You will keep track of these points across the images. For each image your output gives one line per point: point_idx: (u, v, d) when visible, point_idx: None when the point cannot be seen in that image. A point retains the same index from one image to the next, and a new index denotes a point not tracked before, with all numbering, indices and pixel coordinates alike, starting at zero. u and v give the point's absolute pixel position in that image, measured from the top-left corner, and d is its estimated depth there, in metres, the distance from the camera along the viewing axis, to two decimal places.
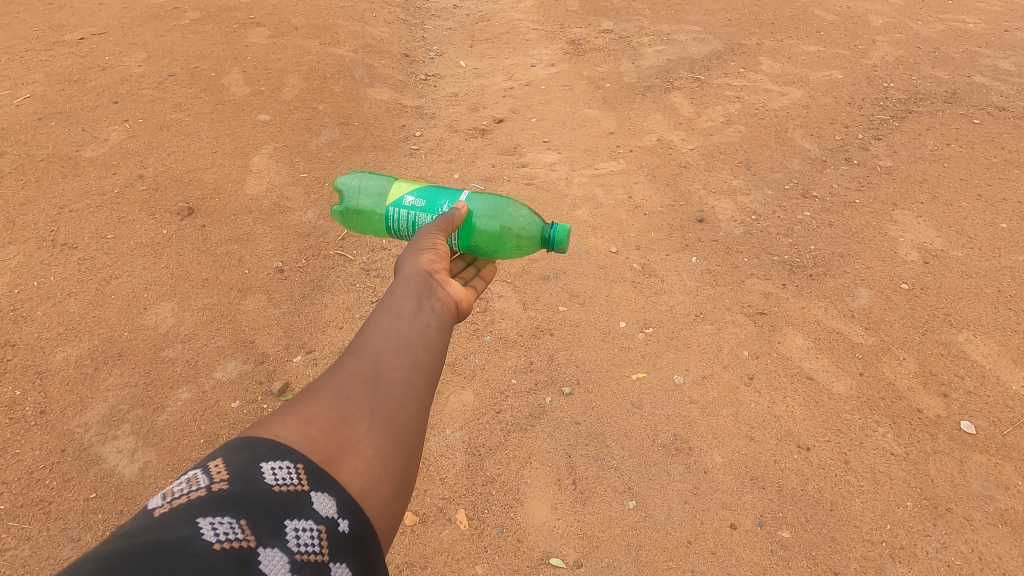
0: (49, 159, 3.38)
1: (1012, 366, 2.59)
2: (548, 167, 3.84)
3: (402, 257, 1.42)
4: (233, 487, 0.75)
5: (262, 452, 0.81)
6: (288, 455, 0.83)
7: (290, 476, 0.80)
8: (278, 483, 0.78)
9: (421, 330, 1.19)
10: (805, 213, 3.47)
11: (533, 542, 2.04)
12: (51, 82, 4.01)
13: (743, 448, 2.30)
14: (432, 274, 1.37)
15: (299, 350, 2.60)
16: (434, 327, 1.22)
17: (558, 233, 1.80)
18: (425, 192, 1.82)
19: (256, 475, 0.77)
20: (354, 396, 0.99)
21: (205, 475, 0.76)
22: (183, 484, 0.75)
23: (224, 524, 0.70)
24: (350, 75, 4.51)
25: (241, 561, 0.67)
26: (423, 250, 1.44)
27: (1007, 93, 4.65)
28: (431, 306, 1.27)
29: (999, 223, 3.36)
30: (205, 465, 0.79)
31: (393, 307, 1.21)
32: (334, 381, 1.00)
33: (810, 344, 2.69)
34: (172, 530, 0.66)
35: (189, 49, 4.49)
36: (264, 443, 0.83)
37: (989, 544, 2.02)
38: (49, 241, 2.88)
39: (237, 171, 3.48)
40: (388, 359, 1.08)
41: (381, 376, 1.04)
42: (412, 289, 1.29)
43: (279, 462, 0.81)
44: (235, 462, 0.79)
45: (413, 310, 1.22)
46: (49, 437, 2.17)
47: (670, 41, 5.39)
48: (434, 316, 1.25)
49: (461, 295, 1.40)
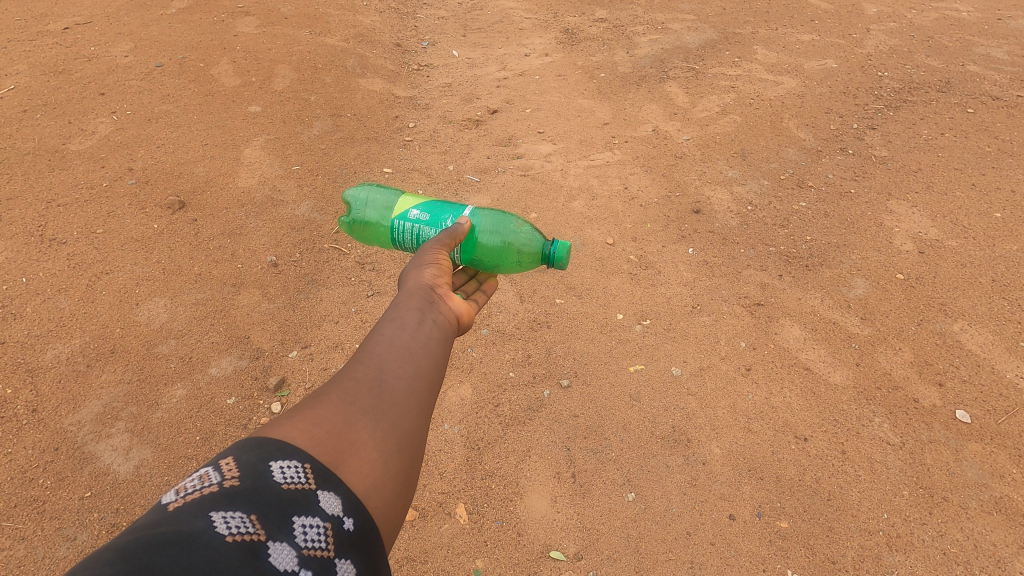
0: (35, 152, 3.32)
1: (1007, 355, 2.60)
2: (544, 158, 3.81)
3: (405, 270, 1.39)
4: (244, 483, 0.74)
5: (271, 451, 0.80)
6: (296, 455, 0.81)
7: (298, 475, 0.79)
8: (287, 480, 0.77)
9: (424, 341, 1.17)
10: (801, 203, 3.47)
11: (533, 535, 2.04)
12: (35, 74, 3.93)
13: (741, 439, 2.30)
14: (434, 287, 1.35)
15: (295, 346, 2.57)
16: (437, 340, 1.20)
17: (558, 250, 1.77)
18: (430, 206, 1.79)
19: (266, 473, 0.76)
20: (359, 402, 0.97)
21: (217, 472, 0.75)
22: (195, 480, 0.74)
23: (236, 518, 0.69)
24: (342, 65, 4.45)
25: (252, 553, 0.67)
26: (427, 265, 1.41)
27: (1001, 82, 4.65)
28: (434, 318, 1.25)
29: (993, 212, 3.37)
30: (216, 462, 0.77)
31: (397, 318, 1.19)
32: (340, 387, 0.99)
33: (807, 335, 2.70)
34: (186, 522, 0.66)
35: (177, 39, 4.41)
36: (273, 442, 0.82)
37: (984, 531, 2.04)
38: (38, 237, 2.83)
39: (228, 163, 3.44)
40: (392, 368, 1.06)
41: (385, 384, 1.03)
42: (414, 302, 1.26)
43: (287, 461, 0.79)
44: (245, 460, 0.77)
45: (417, 322, 1.20)
46: (42, 436, 2.14)
47: (665, 29, 5.36)
48: (437, 328, 1.23)
49: (463, 309, 1.36)
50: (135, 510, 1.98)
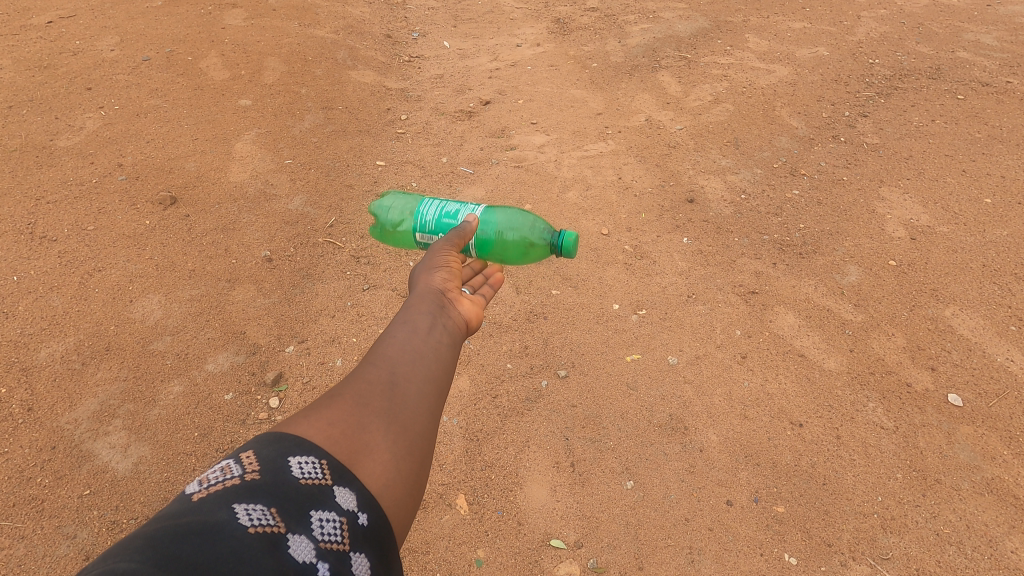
0: (22, 149, 3.27)
1: (997, 339, 2.64)
2: (537, 149, 3.81)
3: (415, 274, 1.38)
4: (265, 477, 0.75)
5: (289, 446, 0.81)
6: (314, 451, 0.82)
7: (315, 470, 0.79)
8: (305, 475, 0.78)
9: (435, 345, 1.16)
10: (794, 191, 3.49)
11: (533, 525, 2.05)
12: (20, 69, 3.87)
13: (738, 426, 2.33)
14: (445, 292, 1.33)
15: (291, 340, 2.57)
16: (446, 345, 1.19)
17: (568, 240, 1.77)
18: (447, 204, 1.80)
19: (284, 467, 0.77)
20: (372, 404, 0.97)
21: (238, 466, 0.76)
22: (217, 472, 0.75)
23: (257, 510, 0.70)
24: (333, 58, 4.41)
25: (272, 544, 0.67)
26: (437, 268, 1.40)
27: (990, 68, 4.67)
28: (444, 323, 1.24)
29: (984, 198, 3.40)
30: (236, 455, 0.78)
31: (408, 322, 1.19)
32: (354, 388, 0.99)
33: (801, 322, 2.72)
34: (210, 513, 0.67)
35: (163, 32, 4.35)
36: (291, 438, 0.83)
37: (977, 512, 2.07)
38: (29, 234, 2.80)
39: (219, 158, 3.40)
40: (404, 371, 1.06)
41: (397, 387, 1.03)
42: (425, 306, 1.25)
43: (305, 457, 0.80)
44: (265, 454, 0.78)
45: (427, 326, 1.19)
46: (38, 435, 2.12)
47: (657, 18, 5.34)
48: (447, 332, 1.22)
49: (472, 314, 1.35)
50: (135, 507, 1.98)
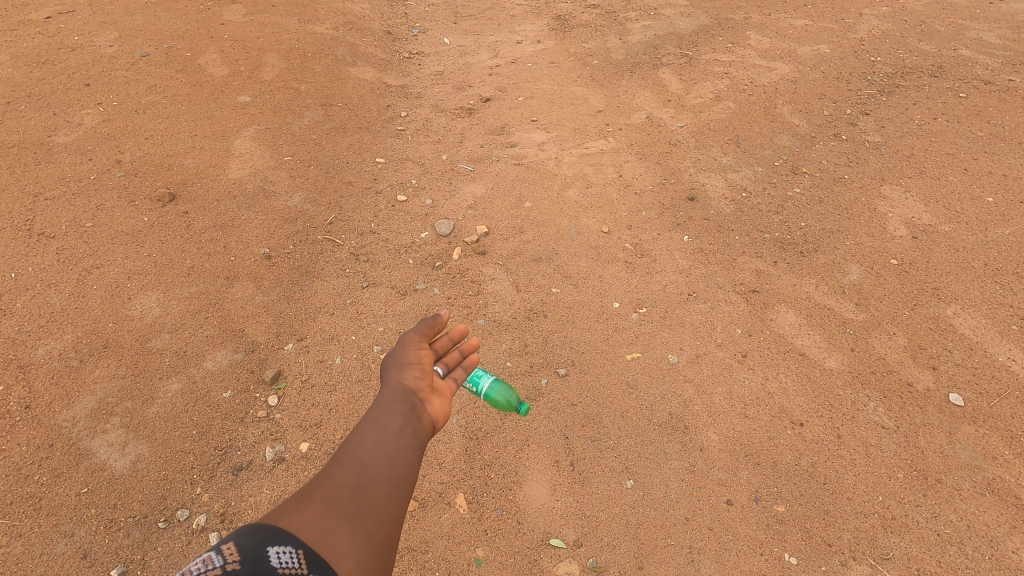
0: (20, 145, 3.25)
1: (999, 338, 2.63)
2: (537, 147, 3.79)
3: (390, 366, 1.36)
4: (245, 568, 0.79)
5: (266, 539, 0.85)
6: (290, 541, 0.87)
7: (292, 560, 0.85)
8: (283, 567, 0.83)
9: (403, 448, 1.17)
10: (795, 189, 3.48)
11: (533, 524, 2.04)
12: (18, 64, 3.85)
13: (738, 425, 2.32)
14: (418, 388, 1.31)
15: (290, 338, 2.56)
16: (415, 448, 1.19)
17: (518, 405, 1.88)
18: None
19: (263, 560, 0.82)
20: (341, 509, 1.00)
21: (219, 555, 0.79)
22: (199, 563, 0.79)
23: None
24: (332, 54, 4.39)
25: None
26: (413, 357, 1.38)
27: (992, 66, 4.65)
28: (415, 425, 1.23)
29: (985, 196, 3.39)
30: (217, 545, 0.82)
31: (379, 423, 1.19)
32: (324, 489, 1.02)
33: (802, 320, 2.72)
34: None
35: (162, 28, 4.33)
36: (267, 531, 0.87)
37: (978, 512, 2.07)
38: (26, 231, 2.79)
39: (218, 154, 3.39)
40: (372, 474, 1.09)
41: (365, 491, 1.05)
42: (397, 405, 1.24)
43: (283, 546, 0.85)
44: (244, 544, 0.82)
45: (398, 428, 1.20)
46: (36, 432, 2.11)
47: (658, 15, 5.31)
48: (418, 434, 1.22)
49: (445, 411, 1.33)
50: (133, 505, 1.98)
